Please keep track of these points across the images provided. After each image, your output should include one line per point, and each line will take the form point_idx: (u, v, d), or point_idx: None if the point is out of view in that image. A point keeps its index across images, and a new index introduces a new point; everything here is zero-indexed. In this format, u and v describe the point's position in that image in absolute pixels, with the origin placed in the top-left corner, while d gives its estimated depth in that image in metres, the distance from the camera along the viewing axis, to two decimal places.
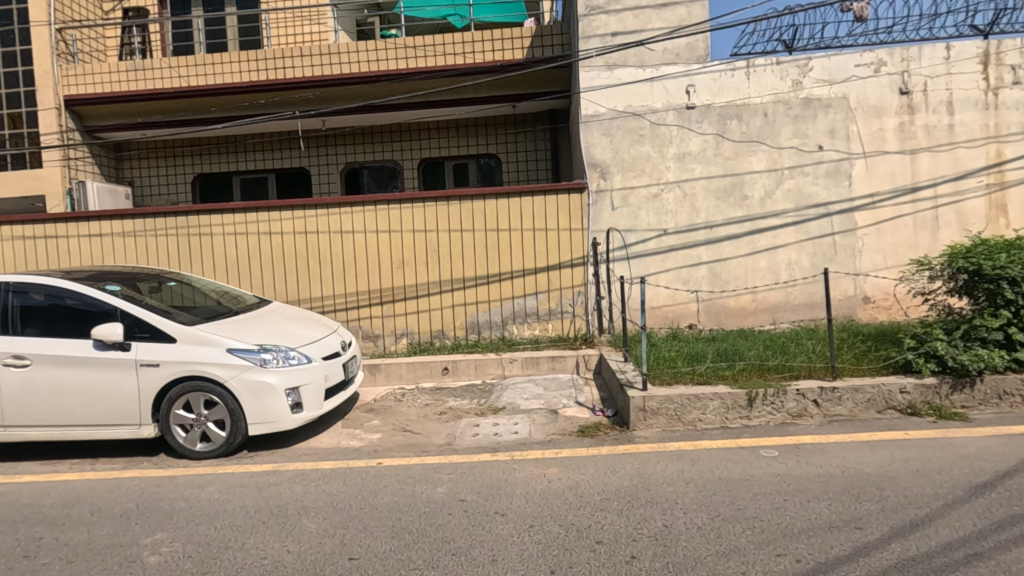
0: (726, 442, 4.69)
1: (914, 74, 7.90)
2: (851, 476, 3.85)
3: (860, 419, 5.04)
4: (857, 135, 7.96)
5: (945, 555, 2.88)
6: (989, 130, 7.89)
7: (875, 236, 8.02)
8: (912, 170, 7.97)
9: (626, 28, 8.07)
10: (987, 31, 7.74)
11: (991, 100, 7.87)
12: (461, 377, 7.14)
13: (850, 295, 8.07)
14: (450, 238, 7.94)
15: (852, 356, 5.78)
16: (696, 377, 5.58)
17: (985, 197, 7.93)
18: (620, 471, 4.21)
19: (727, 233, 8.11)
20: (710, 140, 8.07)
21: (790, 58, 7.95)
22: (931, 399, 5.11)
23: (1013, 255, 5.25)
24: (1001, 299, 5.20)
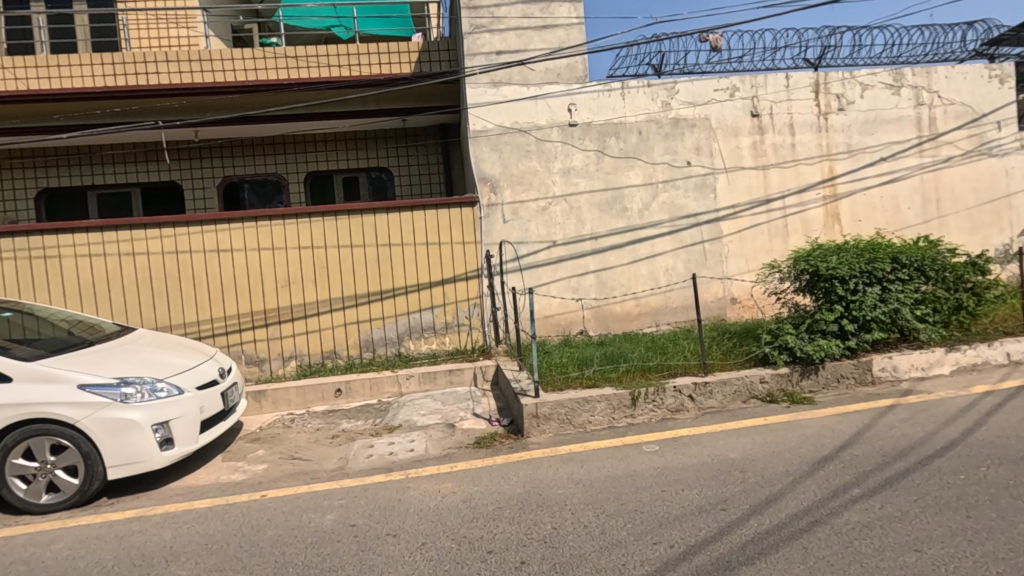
0: (612, 440, 4.96)
1: (762, 99, 8.91)
2: (719, 463, 4.23)
3: (729, 409, 5.56)
4: (718, 152, 8.82)
5: (792, 524, 3.24)
6: (823, 149, 9.09)
7: (738, 242, 8.91)
8: (764, 184, 8.96)
9: (510, 47, 8.37)
10: (817, 64, 8.94)
11: (823, 123, 9.07)
12: (356, 398, 6.91)
13: (719, 297, 8.88)
14: (339, 254, 7.69)
15: (720, 352, 6.36)
16: (585, 380, 5.86)
17: (823, 207, 9.11)
18: (513, 479, 4.30)
19: (611, 243, 8.61)
20: (592, 156, 8.54)
21: (658, 81, 8.68)
22: (785, 387, 5.76)
23: (842, 257, 6.07)
24: (835, 295, 5.97)
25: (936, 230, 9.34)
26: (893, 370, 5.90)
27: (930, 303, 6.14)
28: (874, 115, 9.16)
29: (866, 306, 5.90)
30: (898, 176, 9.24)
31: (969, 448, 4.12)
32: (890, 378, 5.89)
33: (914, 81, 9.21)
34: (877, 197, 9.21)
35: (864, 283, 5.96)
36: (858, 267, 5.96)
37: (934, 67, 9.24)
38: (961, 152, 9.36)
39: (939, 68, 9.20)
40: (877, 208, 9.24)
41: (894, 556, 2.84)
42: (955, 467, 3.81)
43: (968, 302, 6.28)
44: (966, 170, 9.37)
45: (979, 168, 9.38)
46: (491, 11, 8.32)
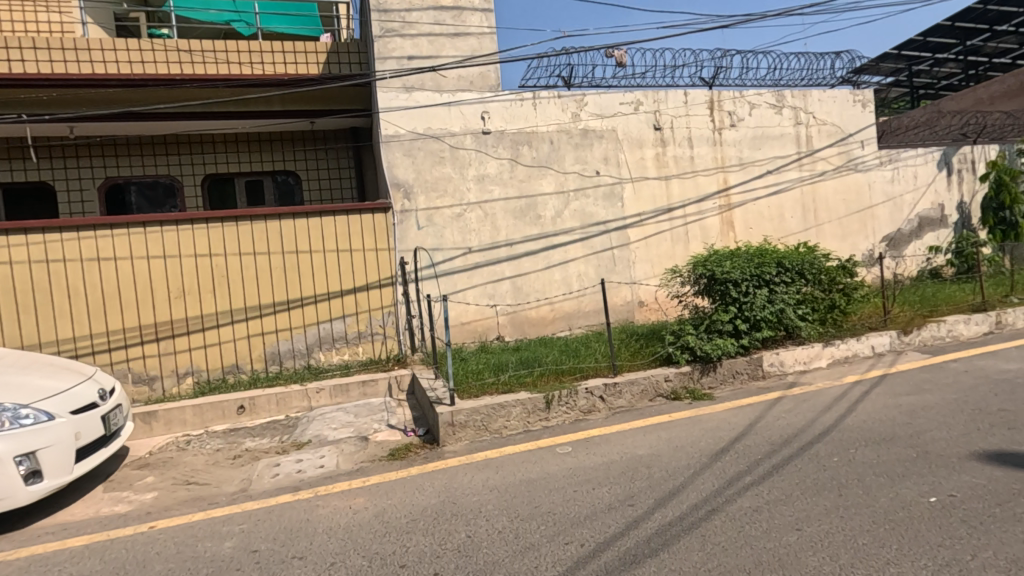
0: (527, 444, 5.03)
1: (663, 114, 9.47)
2: (627, 460, 4.41)
3: (637, 408, 5.82)
4: (625, 162, 9.25)
5: (691, 514, 3.44)
6: (718, 162, 9.79)
7: (644, 248, 9.38)
8: (667, 193, 9.52)
9: (421, 53, 8.31)
10: (711, 83, 9.63)
11: (717, 137, 9.78)
12: (260, 415, 6.50)
13: (628, 301, 9.30)
14: (241, 262, 7.23)
15: (629, 354, 6.65)
16: (500, 386, 5.90)
17: (719, 215, 9.81)
18: (428, 489, 4.24)
19: (525, 250, 8.75)
20: (505, 163, 8.65)
21: (568, 93, 8.97)
22: (687, 384, 6.12)
23: (735, 262, 6.56)
24: (729, 297, 6.44)
25: (815, 237, 10.36)
26: (779, 365, 6.46)
27: (809, 303, 6.77)
28: (760, 132, 10.01)
29: (756, 307, 6.41)
30: (782, 188, 10.15)
31: (842, 432, 4.58)
32: (777, 372, 6.45)
33: (793, 102, 10.18)
34: (765, 207, 10.07)
35: (754, 285, 6.47)
36: (748, 271, 6.46)
37: (809, 90, 10.26)
38: (833, 167, 10.45)
39: (814, 91, 10.24)
40: (765, 216, 10.09)
41: (778, 536, 3.09)
42: (831, 451, 4.22)
43: (840, 301, 6.99)
44: (837, 184, 10.47)
45: (848, 182, 10.52)
46: (401, 15, 8.21)
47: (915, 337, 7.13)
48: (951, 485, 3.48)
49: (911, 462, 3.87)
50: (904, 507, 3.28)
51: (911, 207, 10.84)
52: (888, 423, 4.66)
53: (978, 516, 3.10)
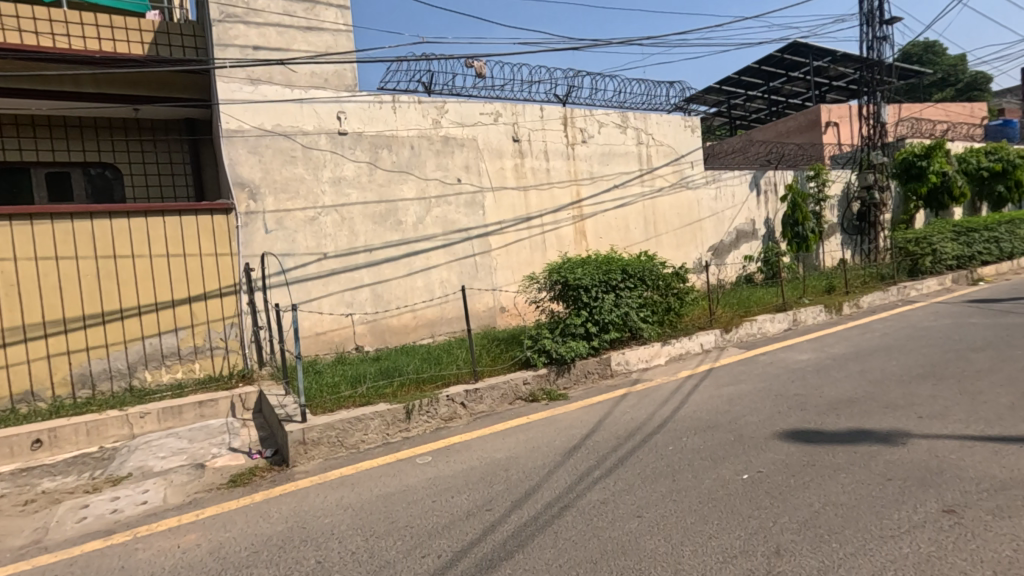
0: (386, 457, 4.86)
1: (521, 126, 9.84)
2: (487, 465, 4.47)
3: (497, 412, 5.93)
4: (485, 171, 9.44)
5: (545, 513, 3.57)
6: (571, 175, 10.41)
7: (504, 256, 9.64)
8: (525, 203, 9.89)
9: (269, 44, 7.72)
10: (564, 100, 10.23)
11: (571, 152, 10.41)
12: (64, 449, 5.48)
13: (490, 306, 9.47)
14: (38, 267, 6.07)
15: (489, 359, 6.78)
16: (358, 398, 5.64)
17: (573, 225, 10.42)
18: (274, 516, 3.89)
19: (385, 256, 8.50)
20: (363, 167, 8.35)
21: (428, 99, 8.94)
22: (545, 386, 6.39)
23: (586, 268, 7.00)
24: (581, 302, 6.86)
25: (655, 247, 11.46)
26: (625, 363, 7.04)
27: (650, 306, 7.44)
28: (608, 149, 10.84)
29: (605, 310, 6.90)
30: (627, 201, 11.09)
31: (676, 423, 5.09)
32: (623, 370, 7.01)
33: (636, 124, 11.20)
34: (613, 218, 10.91)
35: (602, 291, 6.96)
36: (597, 277, 6.92)
37: (648, 114, 11.36)
38: (669, 184, 11.66)
39: (652, 115, 11.35)
40: (613, 227, 10.93)
41: (622, 524, 3.33)
42: (666, 440, 4.66)
43: (675, 304, 7.78)
44: (672, 199, 11.71)
45: (681, 198, 11.81)
46: (245, 1, 7.56)
47: (734, 334, 8.19)
48: (758, 462, 4.03)
49: (729, 445, 4.41)
50: (723, 486, 3.72)
51: (730, 221, 12.47)
52: (713, 412, 5.28)
53: (778, 487, 3.62)
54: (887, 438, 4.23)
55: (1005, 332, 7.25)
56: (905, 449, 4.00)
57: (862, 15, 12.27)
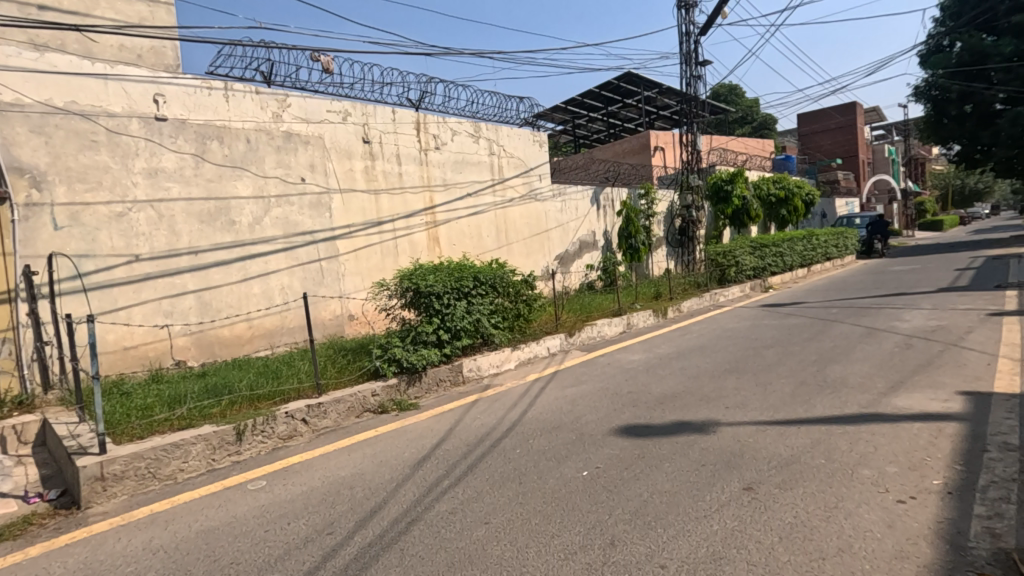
0: (209, 487, 4.30)
1: (372, 128, 9.51)
2: (329, 485, 4.18)
3: (343, 426, 5.60)
4: (332, 172, 8.94)
5: (391, 530, 3.42)
6: (424, 181, 10.31)
7: (354, 261, 9.21)
8: (376, 207, 9.56)
9: (61, 5, 6.50)
10: (417, 105, 10.12)
11: (424, 158, 10.31)
12: None
13: (337, 314, 8.96)
14: None
15: (335, 370, 6.40)
16: (176, 422, 4.94)
17: (426, 231, 10.29)
18: (57, 571, 3.21)
19: (214, 259, 7.60)
20: (187, 159, 7.40)
21: (267, 90, 8.23)
22: (395, 396, 6.21)
23: (438, 275, 6.94)
24: (432, 309, 6.77)
25: (505, 254, 11.80)
26: (477, 369, 7.13)
27: (500, 313, 7.61)
28: (460, 157, 10.94)
29: (457, 317, 6.91)
30: (479, 210, 11.28)
31: (524, 426, 5.25)
32: (475, 377, 7.09)
33: (488, 134, 11.46)
34: (466, 226, 11.02)
35: (455, 298, 6.95)
36: (449, 284, 6.89)
37: (500, 126, 11.71)
38: (519, 195, 12.12)
39: (503, 127, 11.71)
40: (466, 234, 11.02)
41: (469, 533, 3.32)
42: (514, 444, 4.78)
43: (524, 311, 8.05)
44: (522, 210, 12.17)
45: (530, 209, 12.33)
46: None
47: (577, 338, 8.74)
48: (597, 459, 4.30)
49: (571, 444, 4.66)
50: (565, 484, 3.90)
51: (574, 232, 13.32)
52: (557, 413, 5.55)
53: (613, 481, 3.89)
54: (702, 427, 4.80)
55: (788, 332, 8.71)
56: (715, 436, 4.57)
57: (682, 56, 13.96)
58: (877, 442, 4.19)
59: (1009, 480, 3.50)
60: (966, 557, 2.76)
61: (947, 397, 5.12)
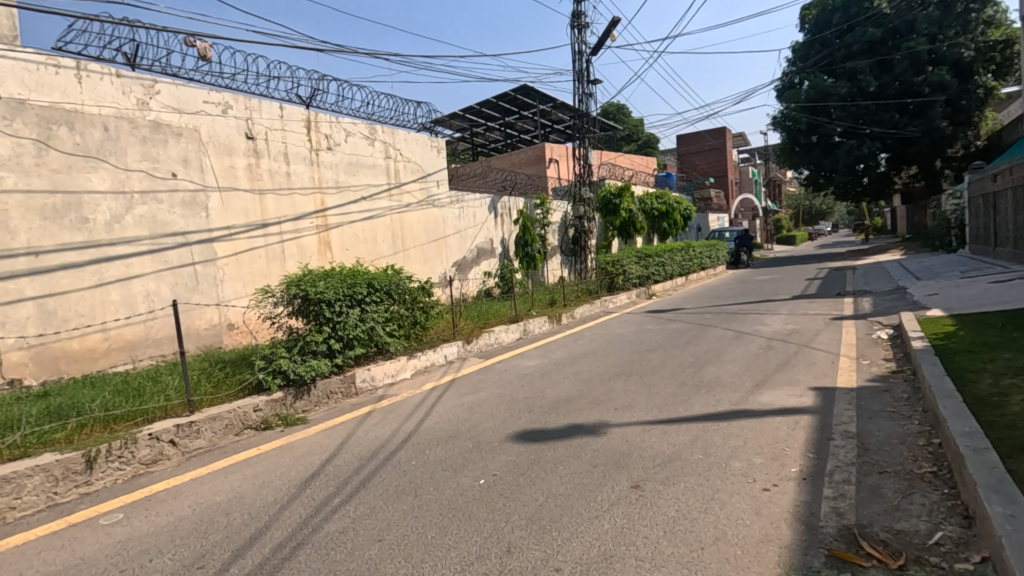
0: (50, 525, 3.71)
1: (256, 123, 8.87)
2: (201, 512, 3.78)
3: (219, 446, 5.12)
4: (209, 168, 8.21)
5: (274, 557, 3.16)
6: (315, 182, 9.79)
7: (234, 266, 8.49)
8: (260, 208, 8.91)
9: None
10: (307, 102, 9.60)
11: (314, 157, 9.79)
12: None
13: (214, 323, 8.20)
14: None
15: (210, 385, 5.85)
16: (8, 452, 4.22)
17: (316, 234, 9.76)
18: None
19: (61, 262, 6.60)
20: (26, 145, 6.34)
21: (131, 74, 7.37)
22: (280, 411, 5.80)
23: (329, 282, 6.59)
24: (323, 317, 6.42)
25: (401, 260, 11.53)
26: (370, 380, 6.86)
27: (396, 320, 7.39)
28: (354, 159, 10.54)
29: (349, 325, 6.61)
30: (374, 214, 10.93)
31: (419, 436, 5.12)
32: (368, 387, 6.82)
33: (384, 137, 11.16)
34: (360, 230, 10.61)
35: (347, 305, 6.64)
36: (341, 291, 6.57)
37: (396, 129, 11.45)
38: (416, 200, 11.92)
39: (400, 131, 11.47)
40: (359, 239, 10.61)
41: (361, 553, 3.16)
42: (409, 455, 4.65)
43: (421, 318, 7.88)
44: (419, 215, 11.98)
45: (427, 214, 12.17)
46: None
47: (474, 345, 8.74)
48: (493, 466, 4.31)
49: (468, 452, 4.62)
50: (462, 494, 3.86)
51: (472, 239, 13.35)
52: (454, 421, 5.48)
53: (510, 487, 3.91)
54: (593, 429, 4.98)
55: (669, 336, 9.36)
56: (606, 438, 4.77)
57: (575, 73, 14.60)
58: (745, 436, 4.61)
59: (850, 463, 4.02)
60: (818, 535, 3.11)
61: (801, 392, 5.77)
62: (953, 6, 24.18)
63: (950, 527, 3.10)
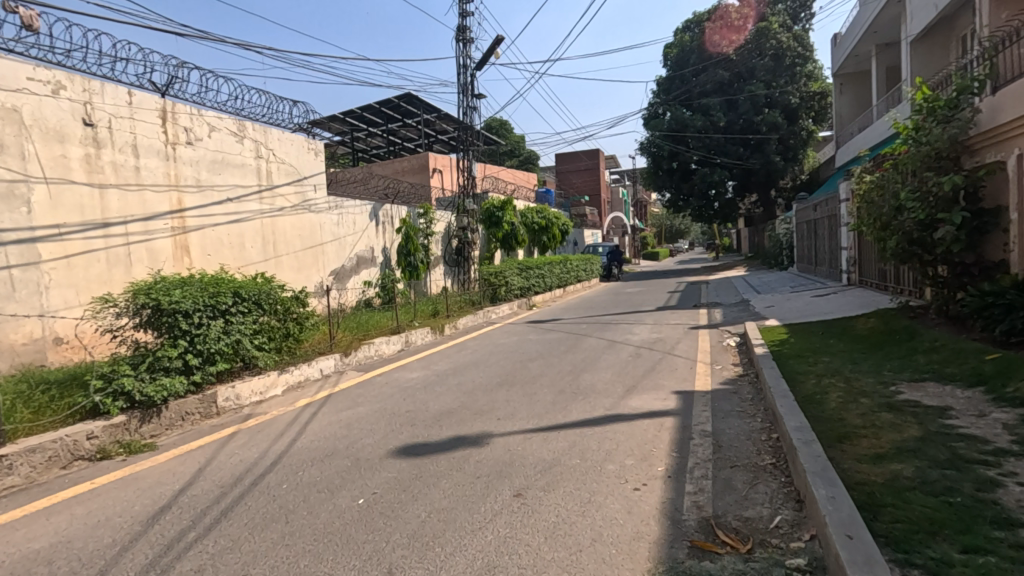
0: None
1: (97, 108, 7.78)
2: (14, 564, 3.17)
3: (39, 483, 4.36)
4: (34, 155, 7.02)
5: None
6: (170, 179, 8.80)
7: (65, 270, 7.31)
8: (100, 205, 7.80)
9: None
10: (163, 91, 8.63)
11: (170, 152, 8.80)
12: None
13: (36, 337, 6.96)
14: None
15: (30, 411, 4.97)
16: None
17: (170, 237, 8.75)
18: None
19: None
20: None
21: None
22: (121, 437, 5.09)
23: (186, 290, 5.94)
24: (178, 330, 5.75)
25: (272, 268, 10.73)
26: (234, 398, 6.26)
27: (266, 333, 6.84)
28: (219, 156, 9.65)
29: (210, 339, 6.00)
30: (242, 217, 10.06)
31: (291, 457, 4.76)
32: (232, 407, 6.22)
33: (254, 135, 10.36)
34: (224, 234, 9.69)
35: (208, 316, 6.02)
36: (202, 301, 5.95)
37: (269, 128, 10.70)
38: (290, 204, 11.20)
39: (273, 129, 10.73)
40: (224, 244, 9.70)
41: None
42: (279, 479, 4.30)
43: (294, 330, 7.37)
44: (293, 220, 11.26)
45: (302, 220, 11.47)
46: None
47: (353, 357, 8.37)
48: (373, 484, 4.13)
49: (346, 471, 4.39)
50: (339, 516, 3.64)
51: (351, 247, 12.81)
52: (330, 439, 5.18)
53: (390, 505, 3.78)
54: (476, 440, 4.99)
55: (549, 345, 9.71)
56: (489, 448, 4.80)
57: (460, 86, 14.73)
58: (618, 439, 4.90)
59: (707, 460, 4.44)
60: (681, 528, 3.38)
61: (665, 396, 6.28)
62: (783, 59, 28.20)
63: (786, 511, 3.54)
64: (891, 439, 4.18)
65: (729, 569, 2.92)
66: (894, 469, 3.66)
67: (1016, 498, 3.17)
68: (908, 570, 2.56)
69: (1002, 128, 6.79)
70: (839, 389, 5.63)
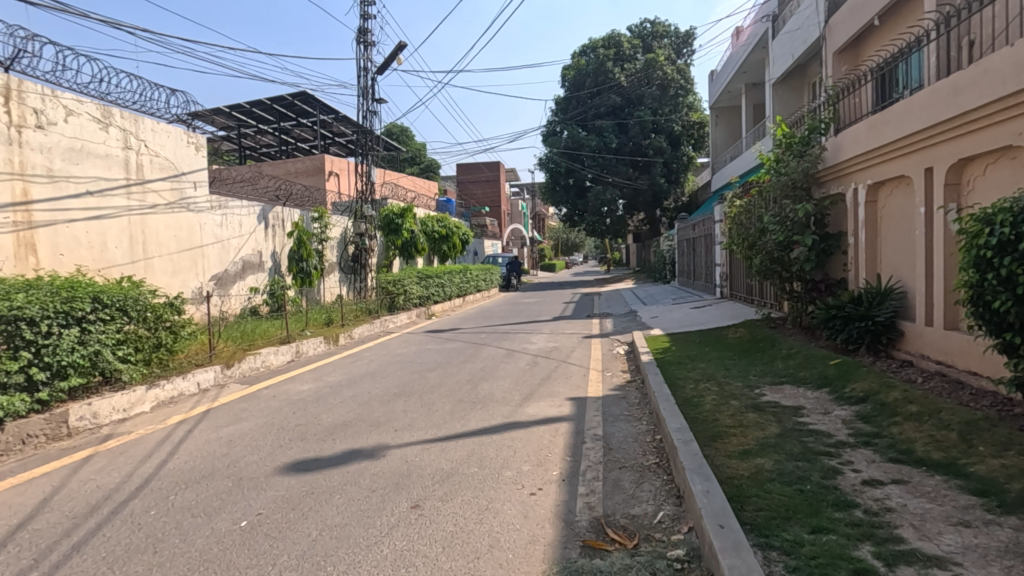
0: None
1: None
2: None
3: None
4: None
5: None
6: (13, 166, 7.65)
7: None
8: None
9: None
10: (7, 65, 7.52)
11: (14, 135, 7.66)
12: None
13: None
14: None
15: None
16: None
17: (11, 234, 7.57)
18: None
19: None
20: None
21: None
22: None
23: (30, 295, 5.21)
24: (20, 340, 5.01)
25: (141, 271, 9.70)
26: (91, 417, 5.55)
27: (132, 343, 6.13)
28: (77, 145, 8.57)
29: (62, 351, 5.28)
30: (104, 214, 8.97)
31: (160, 481, 4.30)
32: (88, 427, 5.50)
33: (121, 123, 9.33)
34: (82, 232, 8.60)
35: (61, 324, 5.30)
36: (51, 307, 5.22)
37: (140, 117, 9.70)
38: (163, 202, 10.18)
39: (145, 119, 9.75)
40: (80, 243, 8.59)
41: None
42: (147, 505, 3.88)
43: (166, 340, 6.66)
44: (167, 219, 10.25)
45: (178, 219, 10.49)
46: None
47: (236, 369, 7.77)
48: (257, 505, 3.85)
49: (226, 492, 4.06)
50: (217, 541, 3.36)
51: (236, 251, 11.89)
52: (208, 459, 4.75)
53: (277, 525, 3.55)
54: (371, 453, 4.84)
55: (447, 355, 9.67)
56: (384, 460, 4.68)
57: (359, 89, 14.33)
58: (515, 447, 5.00)
59: (598, 462, 4.68)
60: (574, 529, 3.52)
61: (560, 403, 6.51)
62: (668, 89, 30.50)
63: (668, 507, 3.82)
64: (755, 436, 4.66)
65: (617, 565, 3.09)
66: (757, 463, 4.09)
67: (851, 483, 3.69)
68: (768, 552, 2.86)
69: (841, 164, 7.92)
70: (714, 393, 6.18)
